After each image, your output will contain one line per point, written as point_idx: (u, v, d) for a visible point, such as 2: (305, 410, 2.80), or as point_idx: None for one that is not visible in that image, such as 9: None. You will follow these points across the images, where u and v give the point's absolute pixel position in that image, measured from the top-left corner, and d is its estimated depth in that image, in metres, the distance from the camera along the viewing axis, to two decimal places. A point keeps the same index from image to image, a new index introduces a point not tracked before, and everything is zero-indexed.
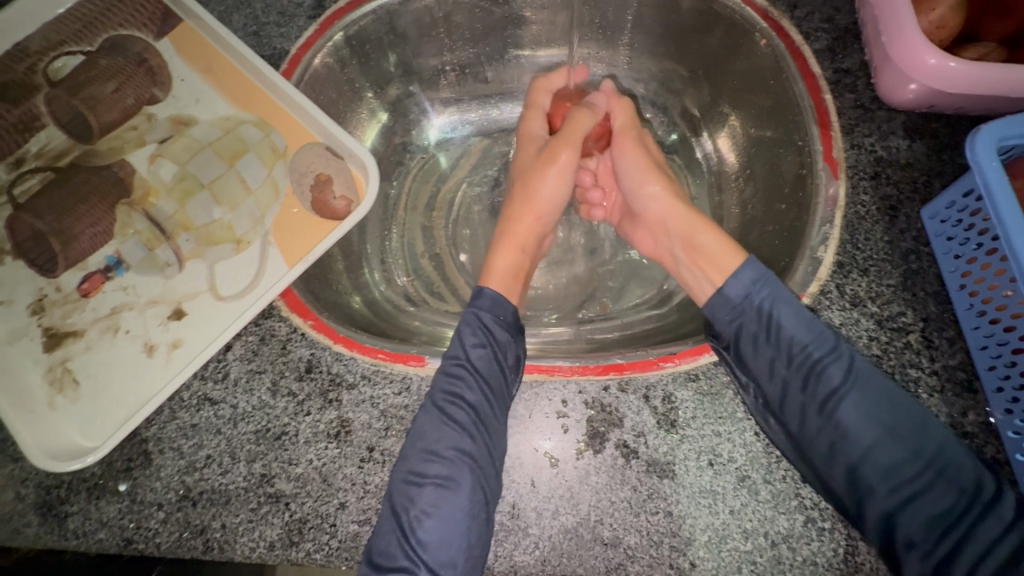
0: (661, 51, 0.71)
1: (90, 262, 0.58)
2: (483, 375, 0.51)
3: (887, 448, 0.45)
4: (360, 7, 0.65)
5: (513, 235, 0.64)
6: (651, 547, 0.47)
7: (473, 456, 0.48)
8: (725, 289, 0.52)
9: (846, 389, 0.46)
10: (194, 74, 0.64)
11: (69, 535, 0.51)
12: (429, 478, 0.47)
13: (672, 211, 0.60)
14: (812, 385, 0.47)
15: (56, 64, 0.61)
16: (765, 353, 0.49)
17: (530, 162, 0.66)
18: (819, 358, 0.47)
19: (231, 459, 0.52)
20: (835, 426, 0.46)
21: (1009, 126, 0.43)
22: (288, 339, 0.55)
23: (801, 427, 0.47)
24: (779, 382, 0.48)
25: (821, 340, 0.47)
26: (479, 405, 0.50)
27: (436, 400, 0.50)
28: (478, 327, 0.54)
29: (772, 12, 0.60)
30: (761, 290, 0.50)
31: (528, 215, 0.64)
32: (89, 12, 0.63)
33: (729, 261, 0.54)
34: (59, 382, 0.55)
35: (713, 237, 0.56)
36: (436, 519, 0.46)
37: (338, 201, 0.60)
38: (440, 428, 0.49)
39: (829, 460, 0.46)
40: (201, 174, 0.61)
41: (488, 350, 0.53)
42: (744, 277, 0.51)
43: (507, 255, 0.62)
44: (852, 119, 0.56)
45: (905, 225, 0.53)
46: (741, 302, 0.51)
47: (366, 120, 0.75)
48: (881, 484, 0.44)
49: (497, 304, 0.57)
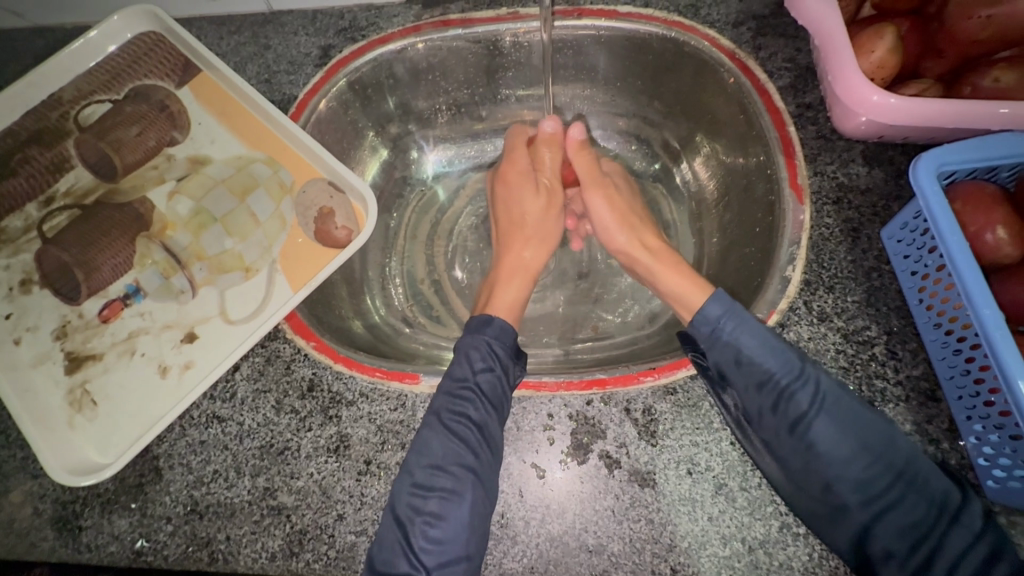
0: (640, 89, 0.77)
1: (110, 291, 0.63)
2: (489, 398, 0.53)
3: (859, 465, 0.46)
4: (361, 57, 0.71)
5: (524, 270, 0.67)
6: (634, 554, 0.49)
7: (477, 471, 0.50)
8: (694, 322, 0.53)
9: (814, 412, 0.48)
10: (210, 118, 0.70)
11: (82, 549, 0.54)
12: (436, 491, 0.49)
13: (635, 260, 0.65)
14: (782, 409, 0.48)
15: (86, 111, 0.68)
16: (735, 382, 0.50)
17: (530, 200, 0.69)
18: (786, 384, 0.49)
19: (236, 474, 0.55)
20: (807, 446, 0.47)
21: (945, 154, 0.48)
22: (291, 359, 0.59)
23: (777, 449, 0.48)
24: (751, 408, 0.50)
25: (787, 367, 0.49)
26: (484, 425, 0.51)
27: (443, 418, 0.52)
28: (485, 351, 0.56)
29: (739, 53, 0.66)
30: (728, 323, 0.51)
31: (534, 249, 0.68)
32: (118, 66, 0.70)
33: (694, 300, 0.57)
34: (78, 403, 0.58)
35: (678, 281, 0.59)
36: (441, 529, 0.48)
37: (340, 230, 0.65)
38: (446, 445, 0.51)
39: (806, 481, 0.47)
40: (214, 209, 0.66)
41: (495, 374, 0.54)
42: (711, 310, 0.52)
43: (515, 289, 0.65)
44: (814, 149, 0.61)
45: (867, 245, 0.57)
46: (710, 336, 0.52)
47: (368, 156, 0.80)
48: (855, 496, 0.46)
49: (505, 332, 0.57)
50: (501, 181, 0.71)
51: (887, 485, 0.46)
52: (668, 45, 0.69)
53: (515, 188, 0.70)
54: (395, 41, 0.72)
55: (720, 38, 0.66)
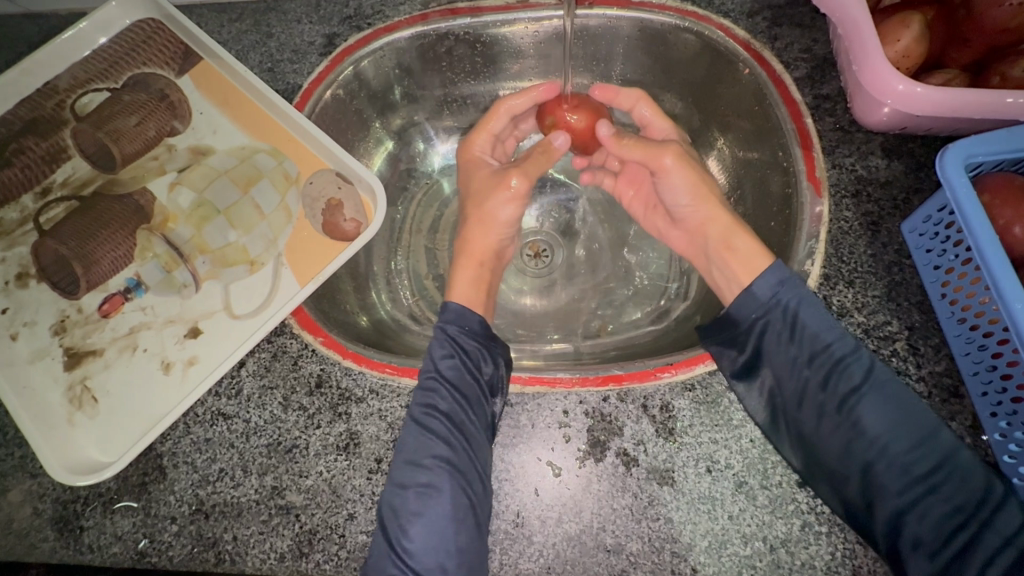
0: (652, 81, 0.75)
1: (110, 284, 0.61)
2: (454, 384, 0.53)
3: (900, 448, 0.47)
4: (366, 46, 0.70)
5: (467, 252, 0.65)
6: (652, 554, 0.48)
7: (453, 462, 0.50)
8: (753, 289, 0.53)
9: (867, 385, 0.48)
10: (211, 107, 0.68)
11: (84, 550, 0.53)
12: (412, 485, 0.49)
13: (715, 217, 0.60)
14: (833, 384, 0.50)
15: (83, 100, 0.66)
16: (789, 351, 0.51)
17: (483, 183, 0.67)
18: (841, 357, 0.49)
19: (243, 473, 0.53)
20: (851, 423, 0.49)
21: (974, 145, 0.46)
22: (299, 355, 0.57)
23: (819, 427, 0.49)
24: (801, 381, 0.51)
25: (844, 339, 0.50)
26: (453, 413, 0.52)
27: (414, 413, 0.52)
28: (444, 340, 0.56)
29: (754, 44, 0.64)
30: (787, 292, 0.52)
31: (479, 232, 0.66)
32: (117, 53, 0.68)
33: (760, 263, 0.56)
34: (78, 400, 0.57)
35: (748, 241, 0.58)
36: (419, 526, 0.48)
37: (349, 223, 0.64)
38: (418, 438, 0.51)
39: (844, 459, 0.48)
40: (217, 201, 0.64)
41: (455, 360, 0.55)
42: (770, 278, 0.52)
43: (465, 272, 0.64)
44: (832, 141, 0.60)
45: (887, 239, 0.56)
46: (769, 301, 0.52)
47: (373, 148, 0.79)
48: (895, 481, 0.46)
49: (463, 316, 0.58)
50: (461, 164, 0.71)
51: (926, 473, 0.46)
52: (681, 35, 0.68)
53: (473, 168, 0.70)
54: (402, 29, 0.70)
55: (734, 28, 0.65)
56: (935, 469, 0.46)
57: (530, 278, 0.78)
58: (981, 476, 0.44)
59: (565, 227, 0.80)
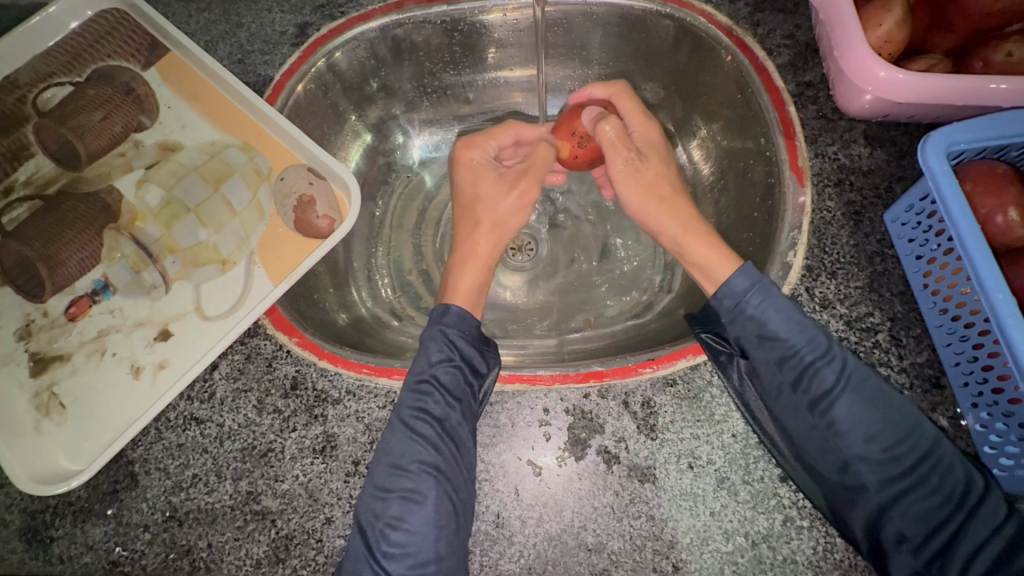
0: (633, 69, 0.74)
1: (77, 286, 0.59)
2: (449, 390, 0.51)
3: (876, 446, 0.46)
4: (339, 35, 0.67)
5: (473, 256, 0.62)
6: (634, 552, 0.47)
7: (440, 468, 0.48)
8: (719, 295, 0.51)
9: (839, 389, 0.47)
10: (180, 101, 0.66)
11: (54, 561, 0.51)
12: (396, 491, 0.48)
13: (662, 227, 0.59)
14: (806, 384, 0.48)
15: (45, 95, 0.63)
16: (764, 356, 0.49)
17: (494, 187, 0.63)
18: (811, 360, 0.47)
19: (217, 478, 0.52)
20: (827, 423, 0.47)
21: (956, 132, 0.46)
22: (273, 356, 0.56)
23: (796, 425, 0.48)
24: (774, 383, 0.49)
25: (814, 344, 0.48)
26: (444, 418, 0.50)
27: (403, 416, 0.50)
28: (443, 342, 0.54)
29: (736, 30, 0.63)
30: (753, 298, 0.49)
31: (489, 237, 0.63)
32: (79, 46, 0.65)
33: (722, 273, 0.54)
34: (45, 407, 0.55)
35: (706, 250, 0.55)
36: (404, 532, 0.47)
37: (322, 219, 0.62)
38: (406, 442, 0.49)
39: (823, 457, 0.47)
40: (186, 198, 0.62)
41: (453, 365, 0.52)
42: (737, 282, 0.50)
43: (472, 275, 0.62)
44: (815, 129, 0.59)
45: (870, 228, 0.55)
46: (733, 310, 0.50)
47: (350, 141, 0.77)
48: (874, 476, 0.46)
49: (463, 320, 0.55)
50: (456, 164, 0.65)
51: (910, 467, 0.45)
52: (663, 22, 0.66)
53: (474, 171, 0.64)
54: (376, 18, 0.68)
55: (716, 14, 0.63)
56: (919, 462, 0.45)
57: (513, 272, 0.77)
58: (961, 469, 0.45)
59: (549, 220, 0.79)
